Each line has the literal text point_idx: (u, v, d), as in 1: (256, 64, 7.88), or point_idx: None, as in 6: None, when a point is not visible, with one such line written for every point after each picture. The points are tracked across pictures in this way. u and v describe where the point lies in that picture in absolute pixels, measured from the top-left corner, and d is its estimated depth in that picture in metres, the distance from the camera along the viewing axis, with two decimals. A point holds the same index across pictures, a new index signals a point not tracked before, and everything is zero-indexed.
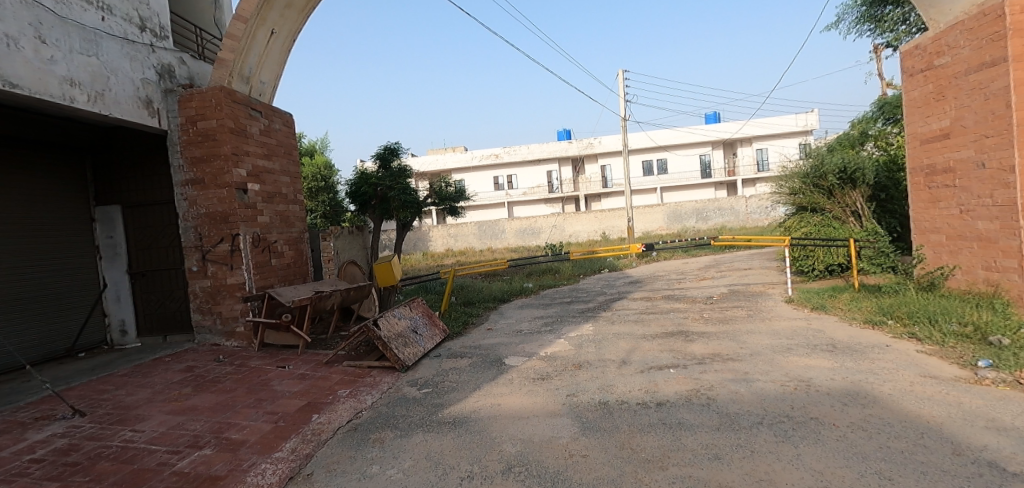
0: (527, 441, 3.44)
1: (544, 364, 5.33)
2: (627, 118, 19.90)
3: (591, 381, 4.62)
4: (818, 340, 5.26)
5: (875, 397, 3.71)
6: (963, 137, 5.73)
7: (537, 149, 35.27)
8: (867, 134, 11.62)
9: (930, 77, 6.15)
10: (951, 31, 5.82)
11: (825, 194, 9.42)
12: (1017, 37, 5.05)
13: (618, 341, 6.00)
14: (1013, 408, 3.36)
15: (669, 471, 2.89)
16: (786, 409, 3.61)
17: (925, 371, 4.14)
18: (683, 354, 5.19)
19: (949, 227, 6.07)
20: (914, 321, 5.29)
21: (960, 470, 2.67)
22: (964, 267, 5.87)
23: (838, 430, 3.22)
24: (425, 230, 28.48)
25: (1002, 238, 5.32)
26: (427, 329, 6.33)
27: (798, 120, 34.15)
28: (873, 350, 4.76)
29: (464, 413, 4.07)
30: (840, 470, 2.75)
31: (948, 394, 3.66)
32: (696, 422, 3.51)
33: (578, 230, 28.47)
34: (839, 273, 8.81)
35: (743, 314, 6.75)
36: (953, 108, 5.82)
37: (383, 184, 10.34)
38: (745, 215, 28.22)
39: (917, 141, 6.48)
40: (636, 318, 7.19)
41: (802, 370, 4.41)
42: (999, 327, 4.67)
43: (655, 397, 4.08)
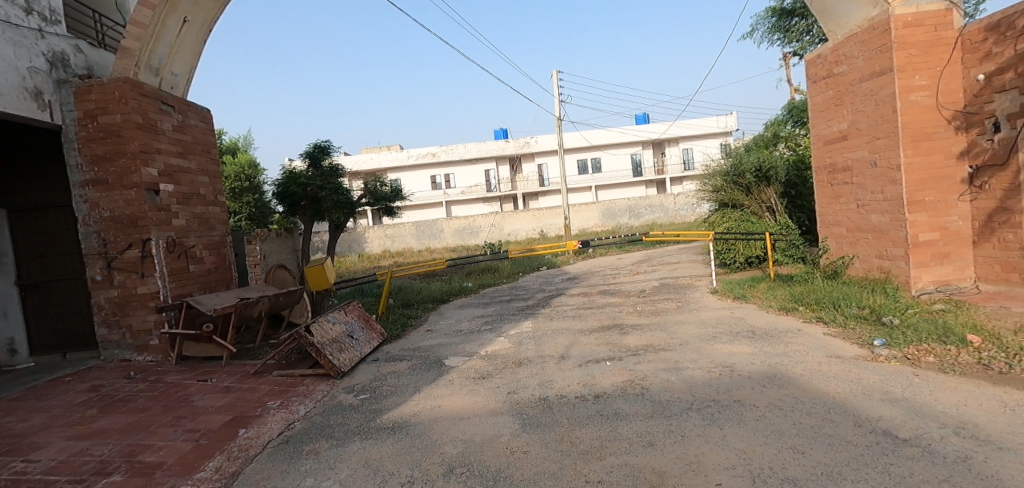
0: (468, 442, 3.42)
1: (484, 363, 5.33)
2: (562, 118, 20.18)
3: (530, 378, 4.68)
4: (739, 327, 5.64)
5: (790, 378, 4.03)
6: (859, 139, 6.33)
7: (474, 148, 35.21)
8: (778, 135, 12.60)
9: (830, 84, 6.75)
10: (847, 43, 6.40)
11: (744, 191, 10.10)
12: (901, 50, 5.67)
13: (556, 337, 6.11)
14: (903, 381, 3.77)
15: (607, 461, 2.98)
16: (712, 394, 3.84)
17: (831, 352, 4.55)
18: (619, 346, 5.38)
19: (849, 221, 6.70)
20: (821, 306, 5.80)
21: (860, 439, 2.96)
22: (862, 256, 6.50)
23: (758, 411, 3.47)
24: (360, 231, 27.69)
25: (892, 229, 5.94)
26: (363, 333, 6.13)
27: (719, 122, 36.08)
28: (787, 335, 5.16)
29: (404, 417, 3.99)
30: (760, 448, 2.96)
31: (850, 372, 4.04)
32: (631, 412, 3.65)
33: (516, 229, 28.63)
34: (758, 265, 9.46)
35: (673, 306, 7.10)
36: (850, 112, 6.42)
37: (313, 183, 9.81)
38: (674, 212, 29.64)
39: (821, 142, 7.10)
40: (574, 313, 7.33)
41: (726, 356, 4.71)
42: (891, 308, 5.22)
43: (592, 390, 4.20)
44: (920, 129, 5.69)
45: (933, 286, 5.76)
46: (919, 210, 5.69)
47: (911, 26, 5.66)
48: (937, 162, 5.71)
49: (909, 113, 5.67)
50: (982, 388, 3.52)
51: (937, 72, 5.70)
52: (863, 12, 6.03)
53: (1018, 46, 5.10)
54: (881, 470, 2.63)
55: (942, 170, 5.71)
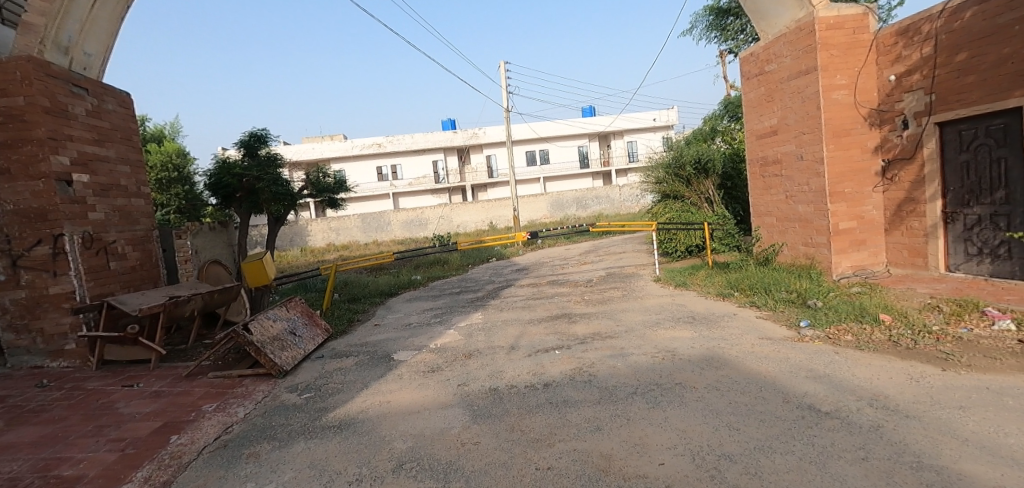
0: (418, 436, 3.39)
1: (434, 356, 5.28)
2: (510, 109, 20.18)
3: (481, 369, 4.69)
4: (680, 313, 5.90)
5: (726, 360, 4.27)
6: (787, 133, 6.74)
7: (422, 138, 34.58)
8: (715, 129, 13.19)
9: (762, 81, 7.13)
10: (776, 42, 6.77)
11: (684, 183, 10.51)
12: (824, 51, 6.07)
13: (506, 327, 6.14)
14: (825, 359, 4.08)
15: (556, 447, 3.04)
16: (656, 378, 4.00)
17: (762, 334, 4.86)
18: (567, 335, 5.49)
19: (778, 211, 7.14)
20: (754, 291, 6.16)
21: (789, 415, 3.18)
22: (789, 244, 6.96)
23: (697, 392, 3.65)
24: (303, 224, 26.60)
25: (815, 219, 6.39)
26: (307, 329, 5.91)
27: (661, 116, 37.30)
28: (724, 319, 5.45)
29: (351, 414, 3.89)
30: (699, 427, 3.12)
31: (780, 352, 4.33)
32: (579, 398, 3.74)
33: (466, 220, 28.46)
34: (698, 254, 9.89)
35: (619, 294, 7.32)
36: (780, 108, 6.82)
37: (249, 174, 9.21)
38: (619, 203, 30.49)
39: (754, 137, 7.49)
40: (524, 304, 7.40)
41: (668, 341, 4.91)
42: (815, 292, 5.63)
43: (542, 379, 4.27)
44: (840, 125, 6.13)
45: (851, 271, 6.26)
46: (839, 201, 6.15)
47: (832, 28, 6.06)
48: (855, 156, 6.18)
49: (830, 110, 6.09)
50: (892, 363, 3.87)
51: (855, 72, 6.15)
52: (791, 14, 6.39)
53: (924, 50, 5.58)
54: (806, 441, 2.83)
55: (859, 163, 6.19)
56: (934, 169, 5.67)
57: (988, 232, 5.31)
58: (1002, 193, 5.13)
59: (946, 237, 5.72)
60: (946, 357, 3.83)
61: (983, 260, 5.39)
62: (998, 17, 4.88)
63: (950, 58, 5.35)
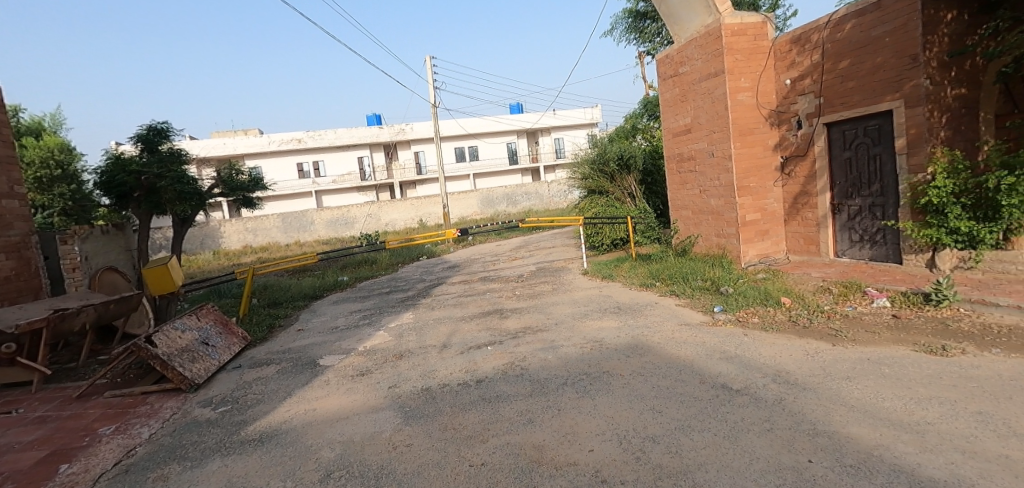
0: (347, 443, 3.26)
1: (362, 359, 5.11)
2: (437, 105, 19.92)
3: (412, 370, 4.60)
4: (607, 304, 6.14)
5: (649, 347, 4.49)
6: (699, 132, 7.20)
7: (346, 134, 33.25)
8: (636, 127, 13.79)
9: (676, 82, 7.56)
10: (688, 46, 7.20)
11: (608, 179, 10.91)
12: (730, 55, 6.54)
13: (438, 326, 6.08)
14: (735, 341, 4.43)
15: (490, 443, 3.05)
16: (584, 368, 4.13)
17: (681, 320, 5.18)
18: (499, 330, 5.53)
19: (693, 204, 7.62)
20: (673, 280, 6.55)
21: (704, 394, 3.41)
22: (704, 236, 7.45)
23: (623, 379, 3.82)
24: (215, 225, 24.68)
25: (725, 211, 6.89)
26: (221, 338, 5.50)
27: (586, 114, 38.35)
28: (647, 308, 5.74)
29: (273, 426, 3.67)
30: (625, 412, 3.26)
31: (696, 336, 4.63)
32: (512, 392, 3.78)
33: (395, 218, 27.72)
34: (622, 247, 10.27)
35: (549, 288, 7.48)
36: (692, 108, 7.27)
37: (149, 172, 8.36)
38: (548, 199, 31.13)
39: (670, 135, 7.93)
40: (455, 301, 7.35)
41: (596, 332, 5.10)
42: (726, 279, 6.08)
43: (474, 375, 4.27)
44: (745, 124, 6.64)
45: (757, 258, 6.82)
46: (745, 195, 6.68)
47: (736, 34, 6.55)
48: (758, 153, 6.73)
49: (736, 110, 6.59)
50: (791, 341, 4.27)
51: (757, 76, 6.69)
52: (700, 20, 6.82)
53: (813, 57, 6.18)
54: (720, 418, 3.06)
55: (762, 160, 6.75)
56: (824, 165, 6.30)
57: (868, 221, 5.99)
58: (878, 186, 5.80)
59: (834, 226, 6.38)
60: (836, 333, 4.29)
61: (864, 246, 6.08)
62: (872, 30, 5.51)
63: (835, 65, 5.97)
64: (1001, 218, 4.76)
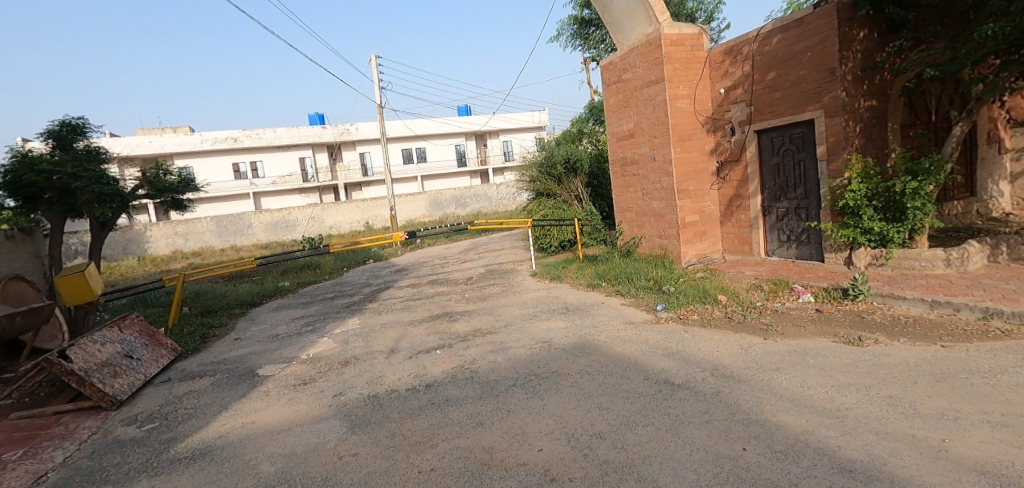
0: (288, 455, 3.12)
1: (305, 367, 4.91)
2: (383, 105, 19.52)
3: (358, 376, 4.47)
4: (555, 305, 6.23)
5: (596, 346, 4.60)
6: (641, 137, 7.46)
7: (286, 133, 31.91)
8: (582, 131, 14.10)
9: (619, 88, 7.81)
10: (630, 53, 7.45)
11: (556, 181, 11.08)
12: (669, 64, 6.83)
13: (385, 331, 5.94)
14: (676, 337, 4.62)
15: (439, 447, 3.01)
16: (534, 368, 4.17)
17: (626, 319, 5.34)
18: (448, 334, 5.49)
19: (636, 207, 7.89)
20: (618, 281, 6.75)
21: (648, 390, 3.54)
22: (647, 237, 7.72)
23: (571, 378, 3.89)
24: (140, 229, 22.97)
25: (667, 213, 7.18)
26: (148, 350, 5.13)
27: (533, 117, 38.84)
28: (593, 308, 5.88)
29: (207, 442, 3.46)
30: (573, 411, 3.32)
31: (640, 334, 4.79)
32: (461, 396, 3.76)
33: (339, 221, 26.77)
34: (569, 248, 10.44)
35: (498, 290, 7.50)
36: (635, 114, 7.53)
37: (60, 171, 7.64)
38: (497, 201, 31.24)
39: (614, 139, 8.17)
40: (403, 305, 7.22)
41: (544, 332, 5.16)
42: (668, 278, 6.33)
43: (423, 380, 4.21)
44: (684, 130, 6.95)
45: (695, 258, 7.15)
46: (685, 197, 6.99)
47: (675, 44, 6.85)
48: (696, 158, 7.06)
49: (676, 117, 6.88)
50: (727, 336, 4.51)
51: (694, 84, 7.02)
52: (641, 29, 7.08)
53: (744, 68, 6.57)
54: (663, 412, 3.18)
55: (699, 164, 7.09)
56: (755, 170, 6.71)
57: (794, 222, 6.43)
58: (802, 190, 6.24)
59: (765, 227, 6.80)
60: (767, 328, 4.57)
61: (791, 245, 6.52)
62: (795, 44, 5.93)
63: (763, 76, 6.36)
64: (907, 219, 5.26)
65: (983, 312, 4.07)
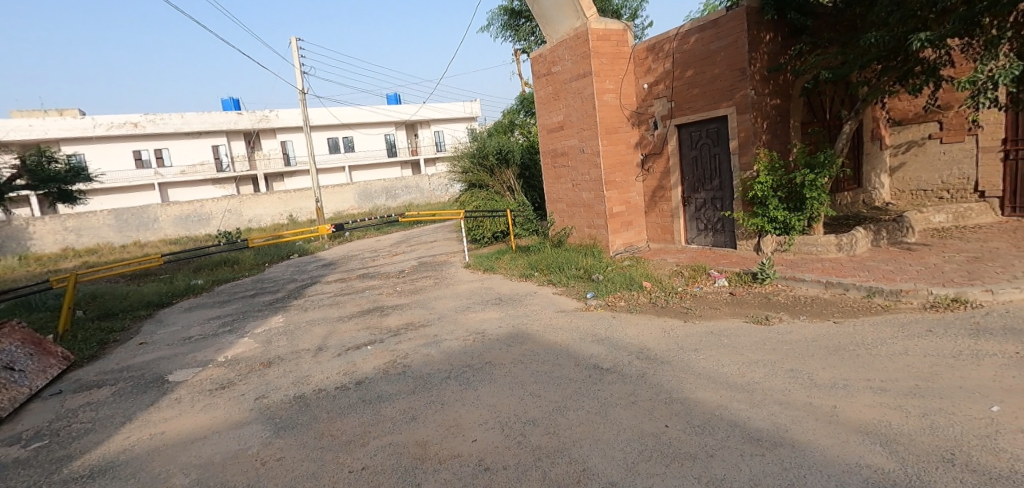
0: (205, 465, 2.92)
1: (223, 371, 4.59)
2: (305, 92, 18.48)
3: (283, 377, 4.25)
4: (488, 296, 6.26)
5: (528, 335, 4.68)
6: (571, 129, 7.62)
7: (196, 119, 29.41)
8: (514, 123, 14.17)
9: (549, 80, 7.91)
10: (559, 47, 7.56)
11: (488, 173, 11.08)
12: (596, 58, 7.01)
13: (312, 328, 5.68)
14: (605, 323, 4.81)
15: (371, 445, 2.94)
16: (468, 360, 4.17)
17: (558, 308, 5.47)
18: (379, 328, 5.35)
19: (567, 198, 8.07)
20: (550, 270, 6.89)
21: (579, 375, 3.66)
22: (577, 227, 7.94)
23: (505, 367, 3.93)
24: (19, 225, 20.30)
25: (595, 204, 7.41)
26: (33, 361, 4.56)
27: (465, 108, 38.57)
28: (526, 298, 5.96)
29: (108, 457, 3.14)
30: (507, 400, 3.36)
31: (570, 322, 4.94)
32: (394, 391, 3.68)
33: (260, 214, 25.18)
34: (503, 239, 10.50)
35: (431, 283, 7.40)
36: (564, 106, 7.67)
37: None
38: (429, 192, 30.74)
39: (545, 131, 8.29)
40: (331, 301, 6.93)
41: (478, 323, 5.17)
42: (597, 267, 6.56)
43: (353, 377, 4.08)
44: (611, 123, 7.19)
45: (623, 247, 7.46)
46: (612, 189, 7.25)
47: (601, 39, 7.04)
48: (622, 150, 7.33)
49: (603, 110, 7.10)
50: (651, 321, 4.75)
51: (620, 79, 7.26)
52: (570, 23, 7.20)
53: (665, 65, 6.88)
54: (593, 396, 3.30)
55: (625, 156, 7.36)
56: (675, 163, 7.08)
57: (710, 212, 6.87)
58: (717, 182, 6.67)
59: (685, 216, 7.21)
60: (686, 311, 4.86)
61: (708, 234, 6.96)
62: (711, 44, 6.30)
63: (683, 73, 6.71)
64: (806, 208, 5.78)
65: (867, 291, 4.58)
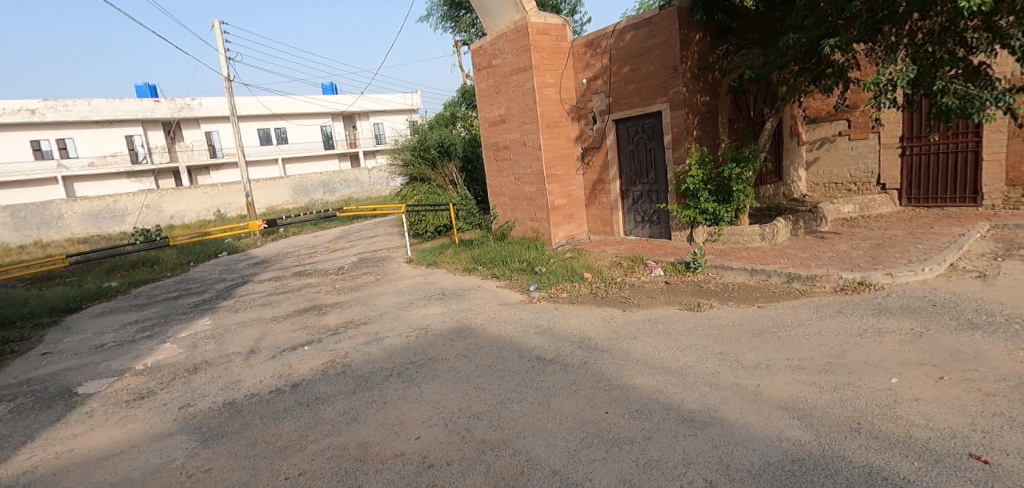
0: (122, 482, 2.69)
1: (142, 380, 4.25)
2: (231, 79, 17.34)
3: (211, 383, 4.00)
4: (432, 291, 6.18)
5: (472, 329, 4.66)
6: (512, 123, 7.64)
7: (106, 106, 26.89)
8: (456, 115, 14.01)
9: (490, 73, 7.88)
10: (499, 39, 7.54)
11: (430, 166, 10.90)
12: (536, 52, 7.06)
13: (243, 330, 5.38)
14: (548, 315, 4.88)
15: (309, 450, 2.82)
16: (411, 357, 4.11)
17: (501, 301, 5.49)
18: (317, 328, 5.15)
19: (509, 191, 8.10)
20: (494, 264, 6.90)
21: (522, 367, 3.70)
22: (520, 220, 7.99)
23: (449, 363, 3.90)
24: None
25: (538, 197, 7.49)
26: None
27: (406, 100, 37.77)
28: (469, 292, 5.94)
29: (5, 481, 2.82)
30: (451, 395, 3.34)
31: (514, 315, 4.97)
32: (333, 392, 3.56)
33: (183, 210, 23.47)
34: (446, 233, 10.39)
35: (372, 279, 7.21)
36: (505, 100, 7.67)
37: None
38: (369, 186, 29.89)
39: (487, 124, 8.25)
40: (264, 301, 6.58)
41: (421, 319, 5.10)
42: (540, 259, 6.64)
43: (289, 380, 3.90)
44: (552, 117, 7.27)
45: (565, 240, 7.59)
46: (553, 182, 7.35)
47: (541, 33, 7.10)
48: (563, 144, 7.44)
49: (543, 104, 7.16)
50: (592, 311, 4.87)
51: (560, 73, 7.36)
52: (510, 16, 7.20)
53: (603, 61, 7.05)
54: (536, 387, 3.35)
55: (566, 150, 7.48)
56: (614, 156, 7.28)
57: (647, 204, 7.13)
58: (653, 175, 6.93)
59: (623, 209, 7.44)
60: (625, 301, 5.03)
61: (645, 225, 7.23)
62: (645, 41, 6.51)
63: (619, 69, 6.89)
64: (733, 200, 6.12)
65: (787, 277, 4.93)
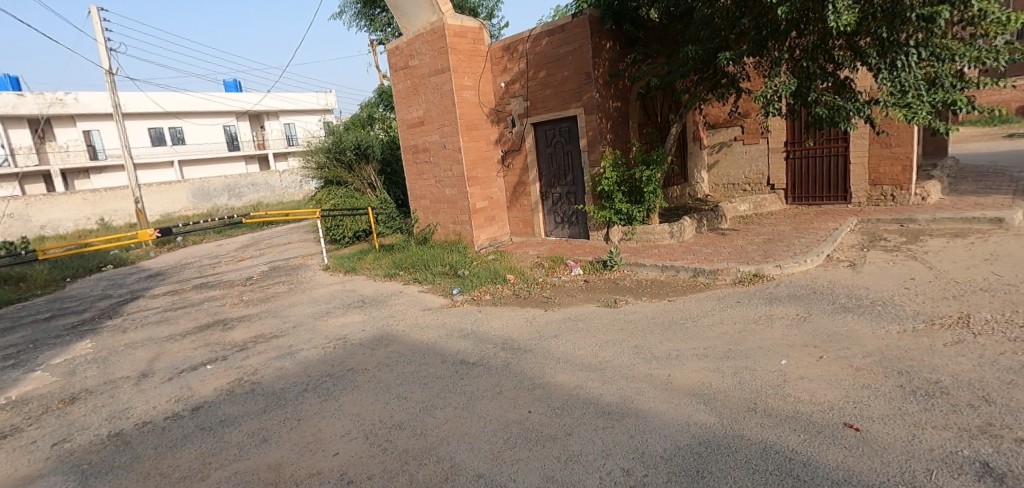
0: None
1: (2, 416, 3.67)
2: (114, 73, 15.56)
3: (92, 414, 3.55)
4: (351, 298, 5.93)
5: (394, 336, 4.54)
6: (431, 125, 7.55)
7: None
8: (373, 117, 13.58)
9: (407, 74, 7.73)
10: (416, 40, 7.42)
11: (346, 168, 10.47)
12: (454, 54, 7.03)
13: (133, 351, 4.83)
14: (470, 318, 4.86)
15: (212, 478, 2.59)
16: (327, 369, 3.91)
17: (424, 306, 5.39)
18: (222, 344, 4.75)
19: (430, 194, 7.98)
20: (415, 268, 6.77)
21: (445, 372, 3.66)
22: (442, 223, 7.90)
23: (368, 372, 3.77)
24: None
25: (459, 200, 7.45)
26: None
27: (319, 100, 36.11)
28: (390, 298, 5.78)
29: None
30: (372, 406, 3.22)
31: (436, 320, 4.90)
32: (240, 413, 3.30)
33: (58, 218, 20.72)
34: (365, 238, 10.03)
35: (285, 288, 6.79)
36: (424, 101, 7.56)
37: None
38: (282, 190, 28.16)
39: (405, 126, 8.08)
40: (159, 318, 5.96)
41: (338, 329, 4.88)
42: (462, 262, 6.61)
43: (188, 403, 3.56)
44: (471, 119, 7.27)
45: (487, 242, 7.62)
46: (474, 184, 7.35)
47: (458, 35, 7.08)
48: (483, 147, 7.46)
49: (462, 106, 7.14)
50: (514, 312, 4.93)
51: (478, 76, 7.38)
52: (426, 17, 7.11)
53: (520, 65, 7.17)
54: (460, 391, 3.32)
55: (486, 153, 7.52)
56: (533, 159, 7.43)
57: (566, 206, 7.34)
58: (571, 177, 7.15)
59: (543, 210, 7.60)
60: (546, 300, 5.14)
61: (564, 226, 7.43)
62: (560, 47, 6.71)
63: (536, 73, 7.04)
64: (644, 200, 6.48)
65: (693, 272, 5.29)
